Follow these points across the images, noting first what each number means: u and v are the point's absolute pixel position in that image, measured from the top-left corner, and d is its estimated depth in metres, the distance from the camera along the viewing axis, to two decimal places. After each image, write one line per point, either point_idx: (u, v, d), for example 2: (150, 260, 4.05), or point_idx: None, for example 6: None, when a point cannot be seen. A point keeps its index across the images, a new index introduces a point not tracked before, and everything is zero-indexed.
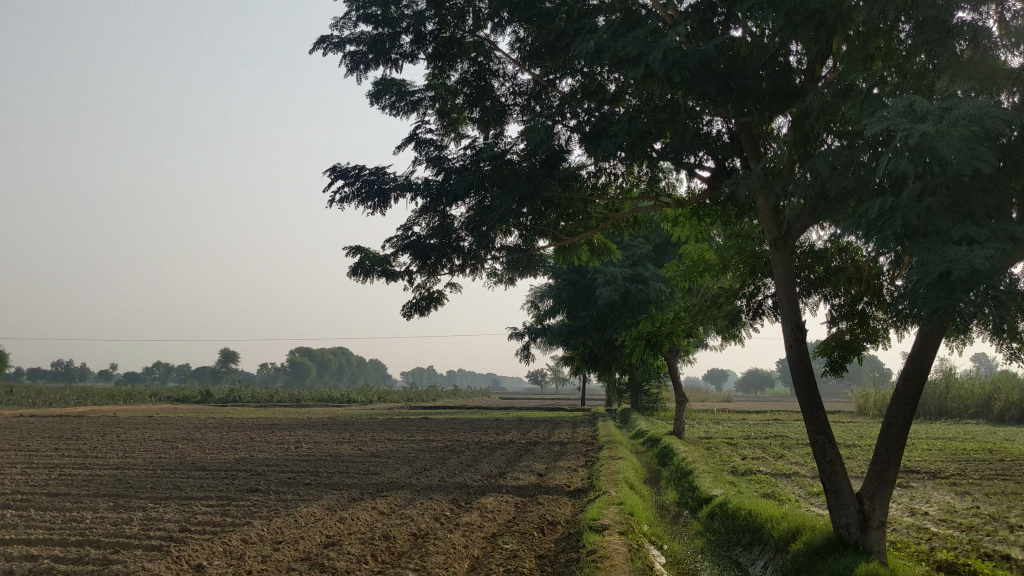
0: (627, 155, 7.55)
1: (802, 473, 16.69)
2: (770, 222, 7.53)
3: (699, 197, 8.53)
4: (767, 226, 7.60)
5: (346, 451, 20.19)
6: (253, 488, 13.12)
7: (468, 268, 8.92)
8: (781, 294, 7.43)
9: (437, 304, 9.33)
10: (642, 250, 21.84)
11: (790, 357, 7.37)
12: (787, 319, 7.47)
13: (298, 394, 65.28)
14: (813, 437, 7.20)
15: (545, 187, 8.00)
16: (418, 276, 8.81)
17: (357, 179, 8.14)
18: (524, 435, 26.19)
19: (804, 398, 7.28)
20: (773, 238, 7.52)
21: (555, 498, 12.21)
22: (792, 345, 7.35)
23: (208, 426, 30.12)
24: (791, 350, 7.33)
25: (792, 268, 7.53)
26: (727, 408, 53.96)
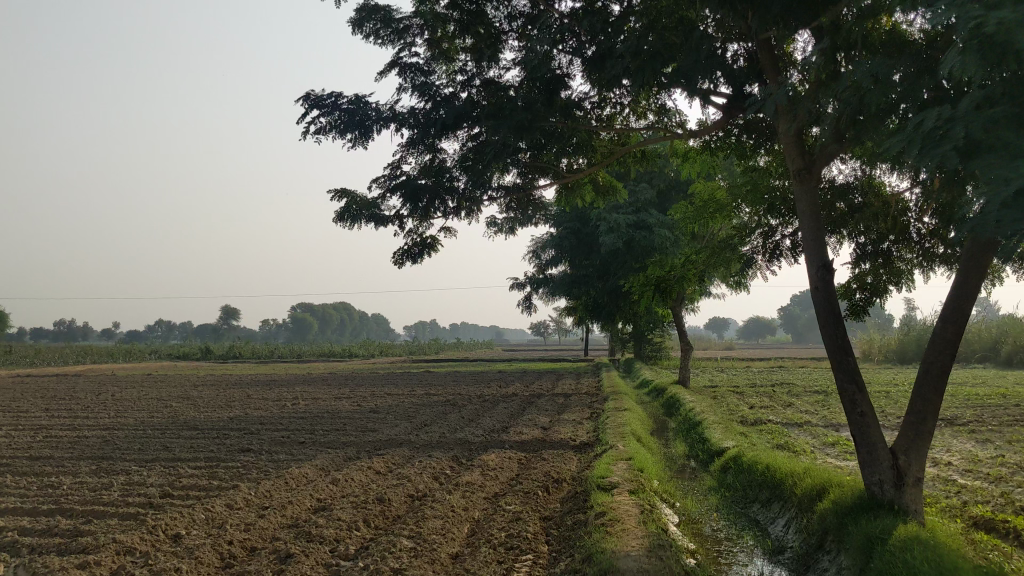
0: (635, 78, 6.82)
1: (814, 421, 16.14)
2: (793, 150, 6.83)
3: (713, 128, 7.81)
4: (790, 156, 6.91)
5: (345, 407, 19.65)
6: (245, 448, 12.58)
7: (463, 210, 8.24)
8: (805, 230, 6.75)
9: (432, 251, 8.62)
10: (645, 196, 21.17)
11: (815, 299, 6.70)
12: (812, 257, 6.78)
13: (299, 350, 64.90)
14: (843, 386, 6.54)
15: (545, 117, 7.28)
16: (409, 220, 8.14)
17: (334, 110, 7.45)
18: (526, 387, 25.68)
19: (832, 344, 6.61)
20: (797, 168, 6.82)
21: (560, 454, 11.64)
22: (817, 286, 6.67)
23: (205, 383, 29.68)
24: (818, 290, 6.65)
25: (817, 201, 6.84)
26: (730, 356, 53.60)
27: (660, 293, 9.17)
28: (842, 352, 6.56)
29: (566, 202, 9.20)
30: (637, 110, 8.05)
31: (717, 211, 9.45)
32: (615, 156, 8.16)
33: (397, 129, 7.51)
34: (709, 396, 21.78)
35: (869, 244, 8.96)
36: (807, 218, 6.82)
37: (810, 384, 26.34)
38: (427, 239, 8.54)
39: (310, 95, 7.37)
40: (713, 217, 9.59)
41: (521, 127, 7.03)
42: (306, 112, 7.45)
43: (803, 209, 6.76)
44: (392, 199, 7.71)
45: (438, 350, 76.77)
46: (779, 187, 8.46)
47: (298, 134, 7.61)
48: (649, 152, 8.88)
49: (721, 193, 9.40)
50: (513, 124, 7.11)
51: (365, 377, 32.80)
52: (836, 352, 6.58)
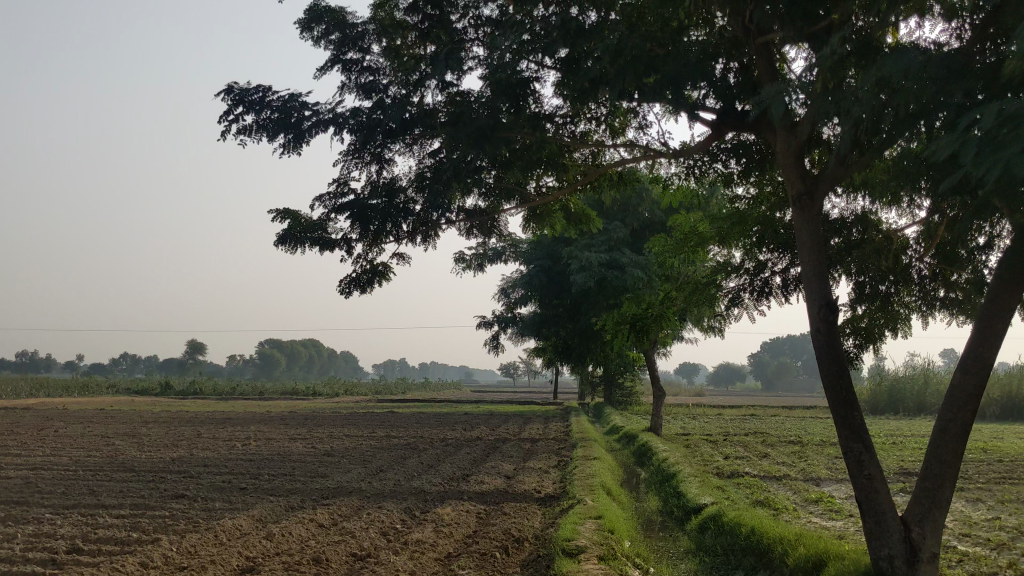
0: (615, 83, 5.99)
1: (793, 475, 15.26)
2: (793, 172, 6.02)
3: (699, 148, 6.98)
4: (789, 180, 6.10)
5: (298, 449, 18.58)
6: (179, 494, 11.53)
7: (418, 236, 7.37)
8: (805, 263, 5.92)
9: (383, 280, 7.69)
10: (619, 235, 20.48)
11: (815, 342, 5.86)
12: (813, 294, 5.94)
13: (262, 387, 63.32)
14: (849, 445, 5.66)
15: (507, 127, 6.40)
16: (356, 245, 7.26)
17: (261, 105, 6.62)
18: (492, 431, 24.71)
19: (835, 396, 5.75)
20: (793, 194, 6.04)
21: (523, 508, 10.69)
22: (819, 328, 5.83)
23: (154, 421, 28.39)
24: (820, 335, 5.80)
25: (819, 231, 6.03)
26: (699, 402, 52.71)
27: (637, 333, 8.32)
28: (847, 405, 5.70)
29: (533, 230, 8.34)
30: (616, 129, 7.24)
31: (701, 244, 8.66)
32: (591, 179, 7.31)
33: (335, 134, 6.61)
34: (681, 445, 20.88)
35: (863, 284, 8.19)
36: (806, 251, 6.00)
37: (784, 434, 25.49)
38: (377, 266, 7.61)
39: (232, 89, 6.72)
40: (695, 252, 8.80)
41: (482, 136, 6.20)
42: (230, 108, 6.80)
43: (803, 240, 5.93)
44: (330, 220, 6.82)
45: (405, 390, 75.26)
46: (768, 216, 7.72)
47: (219, 132, 6.96)
48: (631, 175, 8.07)
49: (704, 226, 8.63)
50: (472, 132, 6.28)
51: (324, 418, 31.62)
52: (842, 406, 5.72)
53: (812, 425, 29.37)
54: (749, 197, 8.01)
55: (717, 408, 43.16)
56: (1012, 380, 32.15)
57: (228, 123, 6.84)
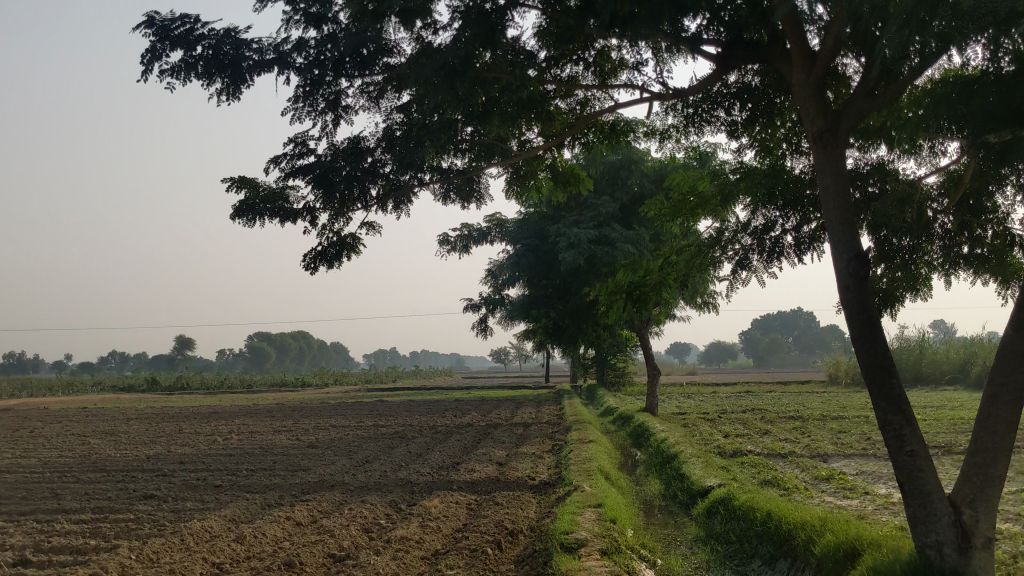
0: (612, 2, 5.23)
1: (797, 451, 14.60)
2: (813, 108, 5.34)
3: (702, 86, 6.22)
4: (809, 119, 5.41)
5: (282, 442, 17.82)
6: (149, 494, 10.77)
7: (391, 201, 6.58)
8: (829, 214, 5.22)
9: (352, 253, 6.90)
10: (607, 210, 19.77)
11: (845, 302, 5.16)
12: (841, 249, 5.23)
13: (250, 380, 62.41)
14: (887, 417, 4.95)
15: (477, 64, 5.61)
16: (320, 214, 6.47)
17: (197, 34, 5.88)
18: (483, 416, 23.99)
19: (869, 363, 5.04)
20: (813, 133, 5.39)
21: (517, 497, 9.98)
22: (848, 285, 5.13)
23: (135, 417, 27.56)
24: (849, 292, 5.10)
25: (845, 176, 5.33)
26: (692, 381, 52.18)
27: (634, 302, 7.59)
28: (884, 374, 4.99)
29: (518, 194, 7.65)
30: (605, 73, 6.54)
31: (702, 204, 7.98)
32: (579, 128, 6.56)
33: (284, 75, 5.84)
34: (678, 424, 20.22)
35: (882, 242, 7.50)
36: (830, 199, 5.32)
37: (782, 410, 24.88)
38: (345, 238, 6.86)
39: (154, 20, 5.93)
40: (696, 213, 8.11)
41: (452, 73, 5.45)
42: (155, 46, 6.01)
43: (826, 186, 5.26)
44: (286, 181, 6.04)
45: (395, 379, 74.44)
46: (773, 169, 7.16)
47: (142, 75, 6.18)
48: (626, 127, 7.38)
49: (705, 184, 7.96)
50: (440, 70, 5.53)
51: (311, 408, 30.86)
52: (877, 374, 5.01)
53: (808, 400, 28.72)
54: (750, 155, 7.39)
55: (710, 386, 42.52)
56: None
57: (152, 64, 6.07)
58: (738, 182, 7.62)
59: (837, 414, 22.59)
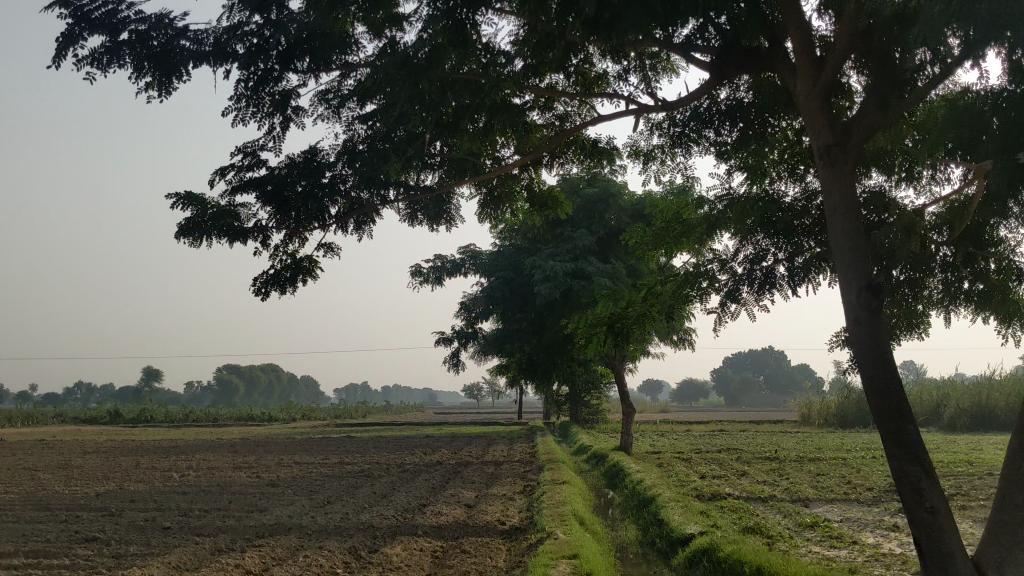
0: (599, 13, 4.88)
1: (778, 495, 14.07)
2: (821, 121, 5.22)
3: (695, 95, 6.01)
4: (816, 134, 5.29)
5: (242, 479, 17.05)
6: (91, 537, 10.02)
7: (352, 220, 6.09)
8: (841, 240, 5.07)
9: (307, 277, 6.36)
10: (583, 243, 19.31)
11: (857, 334, 4.97)
12: (852, 276, 5.05)
13: (216, 413, 61.07)
14: (904, 466, 4.70)
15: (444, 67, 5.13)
16: (276, 234, 5.95)
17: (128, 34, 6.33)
18: (454, 454, 23.30)
19: (882, 404, 4.84)
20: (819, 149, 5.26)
21: (485, 544, 9.35)
22: (860, 315, 4.94)
23: (91, 450, 26.53)
24: (861, 324, 4.91)
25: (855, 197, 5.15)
26: (665, 419, 51.56)
27: (615, 336, 7.21)
28: (901, 416, 4.77)
29: (493, 217, 7.27)
30: (588, 84, 6.15)
31: (685, 233, 7.53)
32: (557, 141, 6.02)
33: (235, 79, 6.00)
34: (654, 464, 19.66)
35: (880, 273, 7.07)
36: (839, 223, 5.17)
37: (757, 451, 24.35)
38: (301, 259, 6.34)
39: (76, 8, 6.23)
40: (678, 243, 7.67)
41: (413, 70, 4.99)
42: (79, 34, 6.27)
43: (836, 207, 5.11)
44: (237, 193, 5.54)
45: (364, 413, 73.27)
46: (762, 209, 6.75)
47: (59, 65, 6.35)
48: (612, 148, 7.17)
49: (689, 212, 7.54)
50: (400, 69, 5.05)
51: (275, 443, 29.97)
52: (892, 416, 4.79)
53: (784, 440, 28.23)
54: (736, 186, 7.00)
55: (683, 424, 41.94)
56: (982, 389, 31.25)
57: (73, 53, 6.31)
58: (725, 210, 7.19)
59: (814, 455, 22.12)
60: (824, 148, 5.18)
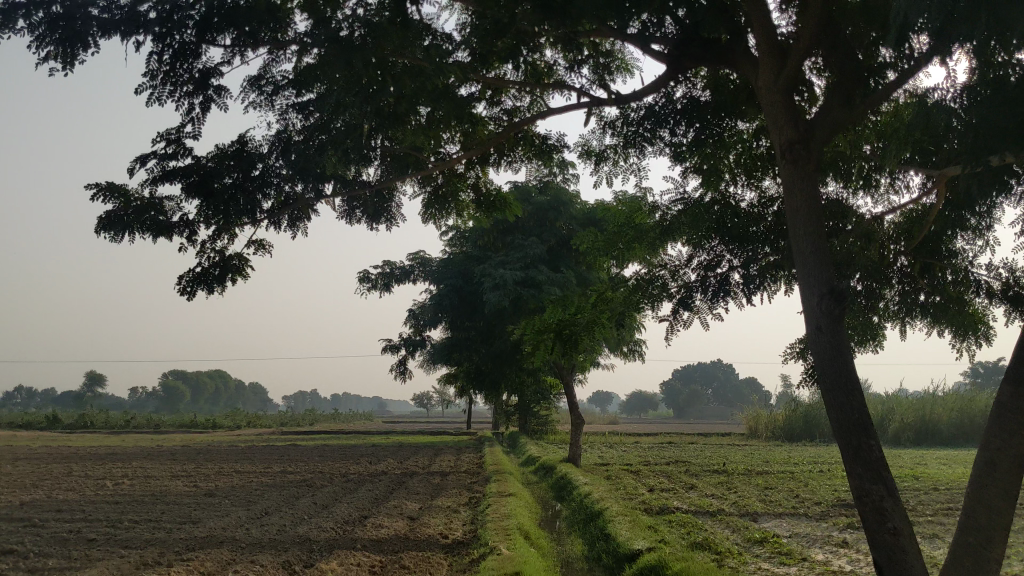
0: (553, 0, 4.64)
1: (727, 509, 13.88)
2: (784, 115, 5.09)
3: (651, 88, 5.87)
4: (778, 133, 5.15)
5: (178, 488, 16.45)
6: (7, 549, 9.45)
7: (284, 216, 5.78)
8: (805, 245, 4.92)
9: (237, 277, 6.00)
10: (535, 251, 19.04)
11: (819, 344, 4.81)
12: (814, 284, 4.89)
13: (158, 419, 59.75)
14: (866, 487, 4.50)
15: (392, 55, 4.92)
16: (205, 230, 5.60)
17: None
18: (400, 464, 22.84)
19: (844, 420, 4.66)
20: (779, 147, 5.13)
21: (425, 559, 8.98)
22: (821, 324, 4.79)
23: (23, 457, 25.61)
24: (823, 332, 4.75)
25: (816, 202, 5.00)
26: (613, 430, 51.42)
27: (564, 343, 6.91)
28: (864, 432, 4.61)
29: (438, 216, 6.99)
30: (538, 76, 5.96)
31: (637, 239, 7.29)
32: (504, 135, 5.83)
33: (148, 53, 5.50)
34: (602, 476, 19.43)
35: None
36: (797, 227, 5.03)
37: (705, 463, 24.25)
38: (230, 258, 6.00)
39: None
40: (630, 250, 7.41)
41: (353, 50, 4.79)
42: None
43: (797, 211, 4.98)
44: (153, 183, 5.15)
45: (311, 421, 72.28)
46: (718, 214, 6.78)
47: None
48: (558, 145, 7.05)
49: (642, 217, 7.30)
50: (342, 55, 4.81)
51: (217, 451, 29.23)
52: (854, 433, 4.62)
53: (732, 453, 28.18)
54: (690, 194, 6.95)
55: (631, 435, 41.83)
56: (924, 404, 31.55)
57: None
58: (679, 216, 7.02)
59: (761, 469, 22.06)
60: (787, 145, 5.05)
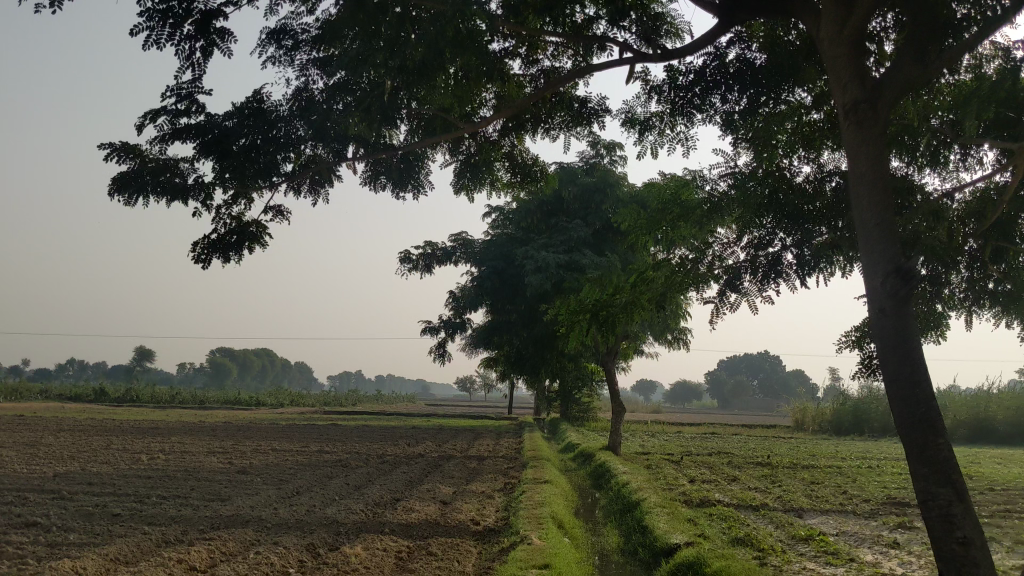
0: None
1: (770, 503, 13.41)
2: (849, 69, 4.80)
3: (705, 38, 5.44)
4: (840, 94, 4.86)
5: (212, 465, 16.33)
6: (31, 522, 9.28)
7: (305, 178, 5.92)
8: (869, 221, 4.61)
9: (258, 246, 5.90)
10: (579, 234, 18.64)
11: (882, 329, 4.50)
12: (879, 264, 4.57)
13: (204, 395, 60.30)
14: (933, 492, 4.20)
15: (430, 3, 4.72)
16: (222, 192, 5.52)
17: None
18: (437, 447, 22.58)
19: (909, 414, 4.34)
20: (842, 108, 4.83)
21: (454, 546, 8.66)
22: (885, 306, 4.48)
23: (65, 429, 25.76)
24: (887, 316, 4.45)
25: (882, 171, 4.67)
26: (655, 420, 50.84)
27: (600, 325, 6.52)
28: (931, 428, 4.29)
29: (470, 185, 7.35)
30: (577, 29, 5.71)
31: (683, 216, 6.88)
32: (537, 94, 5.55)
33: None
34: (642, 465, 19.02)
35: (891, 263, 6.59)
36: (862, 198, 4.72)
37: (750, 455, 23.67)
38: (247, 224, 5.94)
39: None
40: (675, 227, 6.98)
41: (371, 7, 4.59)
42: None
43: (861, 181, 4.67)
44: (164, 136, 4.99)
45: (353, 402, 72.52)
46: (769, 189, 6.50)
47: None
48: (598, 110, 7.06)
49: (689, 193, 6.90)
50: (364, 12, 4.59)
51: (257, 428, 29.22)
52: (919, 430, 4.31)
53: (777, 446, 27.57)
54: (743, 169, 6.52)
55: (673, 426, 41.25)
56: (977, 401, 30.63)
57: None
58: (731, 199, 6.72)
59: (807, 462, 21.47)
60: (851, 105, 4.75)
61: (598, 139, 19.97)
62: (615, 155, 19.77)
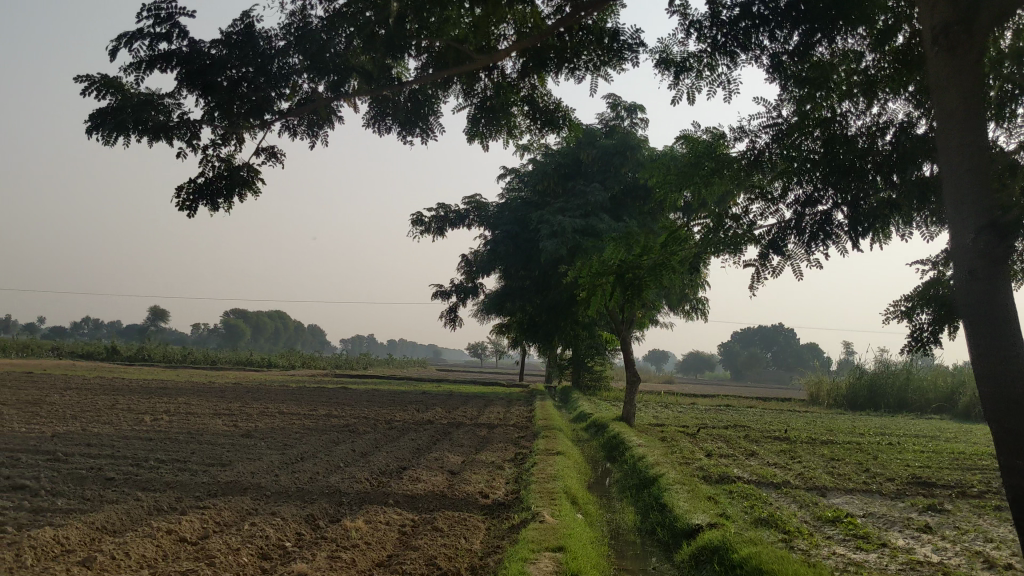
0: None
1: (791, 481, 12.85)
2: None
3: None
4: (932, 21, 4.69)
5: (216, 427, 15.88)
6: (19, 485, 8.83)
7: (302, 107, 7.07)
8: (962, 173, 4.40)
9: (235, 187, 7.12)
10: (597, 199, 18.02)
11: (974, 292, 4.29)
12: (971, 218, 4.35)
13: (216, 356, 60.05)
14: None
15: None
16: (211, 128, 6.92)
17: None
18: (447, 413, 22.11)
19: (999, 390, 4.16)
20: (935, 34, 4.65)
21: (462, 521, 8.16)
22: (976, 269, 4.27)
23: (71, 387, 25.37)
24: (978, 279, 4.23)
25: (976, 111, 4.45)
26: (667, 390, 50.36)
27: (625, 287, 6.56)
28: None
29: (489, 128, 8.04)
30: None
31: (718, 171, 6.78)
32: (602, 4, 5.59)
33: None
34: (657, 437, 18.50)
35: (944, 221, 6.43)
36: (952, 142, 4.52)
37: (766, 429, 23.11)
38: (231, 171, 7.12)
39: None
40: (711, 182, 6.88)
41: None
42: None
43: (952, 124, 4.48)
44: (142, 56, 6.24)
45: (365, 366, 72.24)
46: (827, 146, 6.42)
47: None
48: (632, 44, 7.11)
49: (723, 147, 6.80)
50: None
51: (266, 391, 28.81)
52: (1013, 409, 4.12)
53: (793, 420, 27.00)
54: (785, 119, 6.59)
55: (686, 397, 40.71)
56: None
57: None
58: (776, 155, 6.68)
59: (826, 438, 20.89)
60: (944, 31, 4.57)
61: (619, 101, 19.31)
62: (635, 117, 19.10)
